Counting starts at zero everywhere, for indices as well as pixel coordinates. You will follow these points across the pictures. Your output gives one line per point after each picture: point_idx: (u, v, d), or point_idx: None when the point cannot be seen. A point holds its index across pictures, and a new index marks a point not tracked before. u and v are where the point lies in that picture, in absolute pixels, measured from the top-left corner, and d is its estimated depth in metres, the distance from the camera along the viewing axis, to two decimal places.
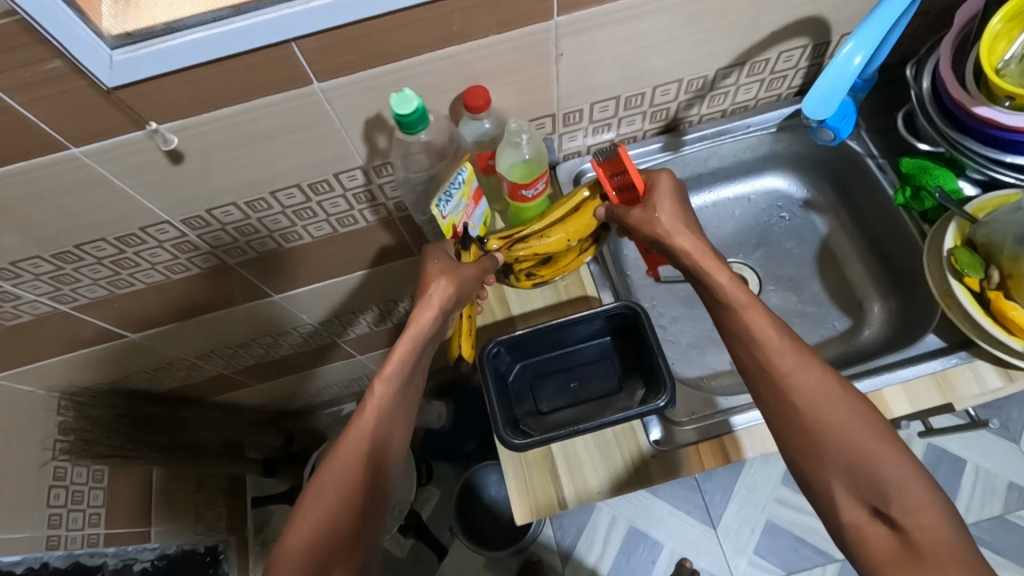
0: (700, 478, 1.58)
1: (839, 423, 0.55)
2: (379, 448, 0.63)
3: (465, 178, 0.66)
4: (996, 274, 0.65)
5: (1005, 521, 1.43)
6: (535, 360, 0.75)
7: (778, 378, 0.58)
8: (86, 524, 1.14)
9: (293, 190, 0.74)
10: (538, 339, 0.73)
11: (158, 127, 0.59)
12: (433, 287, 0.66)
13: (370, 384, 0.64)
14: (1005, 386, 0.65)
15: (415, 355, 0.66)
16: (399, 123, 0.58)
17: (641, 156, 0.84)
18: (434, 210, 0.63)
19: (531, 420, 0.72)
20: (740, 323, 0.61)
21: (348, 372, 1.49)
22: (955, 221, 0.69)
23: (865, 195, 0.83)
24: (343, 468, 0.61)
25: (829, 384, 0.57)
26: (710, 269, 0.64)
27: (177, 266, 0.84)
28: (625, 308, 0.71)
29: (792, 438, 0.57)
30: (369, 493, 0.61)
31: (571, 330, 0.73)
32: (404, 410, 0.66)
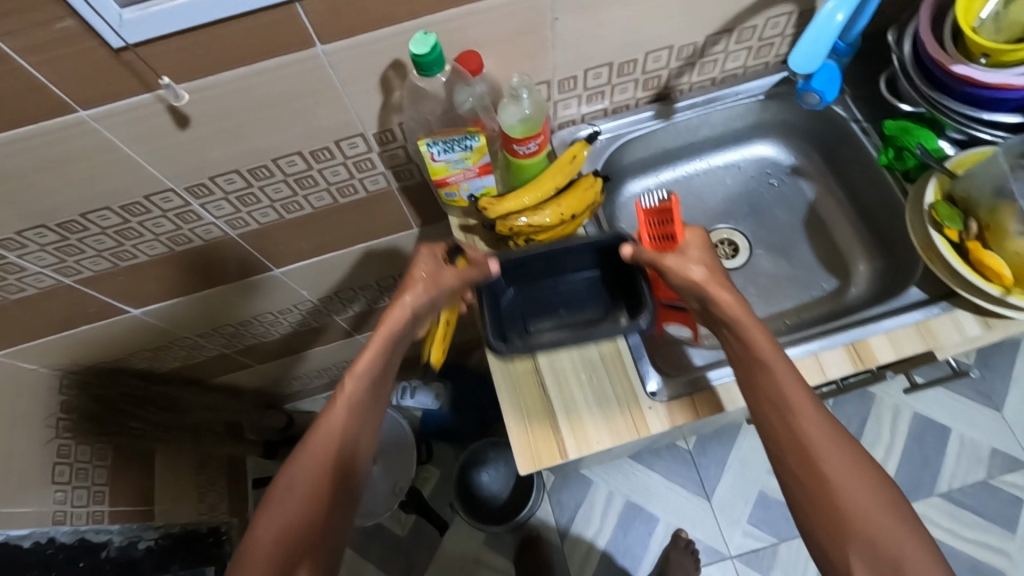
0: (694, 452, 1.61)
1: (829, 454, 0.58)
2: (347, 442, 0.66)
3: (475, 146, 0.69)
4: (975, 225, 0.67)
5: (988, 486, 1.52)
6: (527, 284, 0.77)
7: (783, 409, 0.61)
8: (91, 502, 1.14)
9: (295, 157, 0.76)
10: (532, 263, 0.75)
11: (170, 83, 0.60)
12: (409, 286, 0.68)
13: (345, 372, 0.66)
14: (983, 333, 0.68)
15: (388, 351, 0.69)
16: (414, 64, 0.56)
17: (633, 125, 0.86)
18: (422, 148, 0.68)
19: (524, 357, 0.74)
20: (774, 387, 0.61)
21: (347, 354, 1.51)
22: (935, 176, 0.71)
23: (849, 160, 0.85)
24: (316, 448, 0.64)
25: (853, 454, 0.58)
26: (753, 331, 0.64)
27: (181, 238, 0.85)
28: (618, 239, 0.73)
29: (818, 510, 0.57)
30: (339, 473, 0.64)
31: (563, 260, 0.75)
32: (377, 399, 0.69)
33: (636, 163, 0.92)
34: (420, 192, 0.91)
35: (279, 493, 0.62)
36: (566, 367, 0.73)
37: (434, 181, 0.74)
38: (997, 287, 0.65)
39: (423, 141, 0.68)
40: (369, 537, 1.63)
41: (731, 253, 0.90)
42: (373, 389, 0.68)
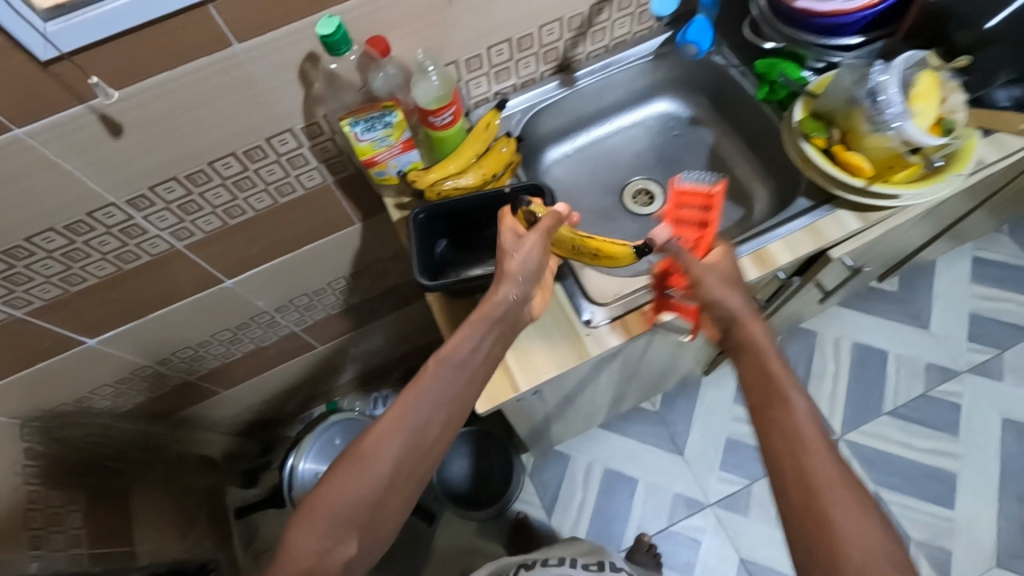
0: (661, 412, 1.69)
1: (834, 493, 0.56)
2: (423, 428, 0.65)
3: (395, 121, 0.76)
4: (837, 132, 0.77)
5: (929, 397, 1.64)
6: (462, 237, 0.85)
7: (794, 439, 0.59)
8: (69, 546, 1.12)
9: (229, 159, 0.81)
10: (461, 214, 0.81)
11: (99, 81, 0.63)
12: (505, 262, 0.70)
13: (433, 353, 0.67)
14: (862, 225, 0.78)
15: (483, 335, 0.68)
16: (324, 44, 0.63)
17: (541, 96, 0.94)
18: (346, 128, 0.74)
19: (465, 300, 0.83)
20: (786, 415, 0.60)
21: (313, 367, 1.53)
22: (801, 99, 0.82)
23: (735, 102, 0.96)
24: (389, 424, 0.64)
25: (858, 496, 0.56)
26: (773, 362, 0.64)
27: (128, 254, 0.88)
28: (535, 188, 0.79)
29: (815, 549, 0.55)
30: (406, 455, 0.64)
31: (489, 212, 0.82)
32: (463, 391, 0.67)
33: (552, 132, 1.00)
34: (356, 184, 0.96)
35: (347, 463, 0.63)
36: None
37: (363, 163, 0.80)
38: (860, 179, 0.75)
39: (346, 122, 0.75)
40: None
41: (648, 200, 0.99)
42: (459, 376, 0.67)
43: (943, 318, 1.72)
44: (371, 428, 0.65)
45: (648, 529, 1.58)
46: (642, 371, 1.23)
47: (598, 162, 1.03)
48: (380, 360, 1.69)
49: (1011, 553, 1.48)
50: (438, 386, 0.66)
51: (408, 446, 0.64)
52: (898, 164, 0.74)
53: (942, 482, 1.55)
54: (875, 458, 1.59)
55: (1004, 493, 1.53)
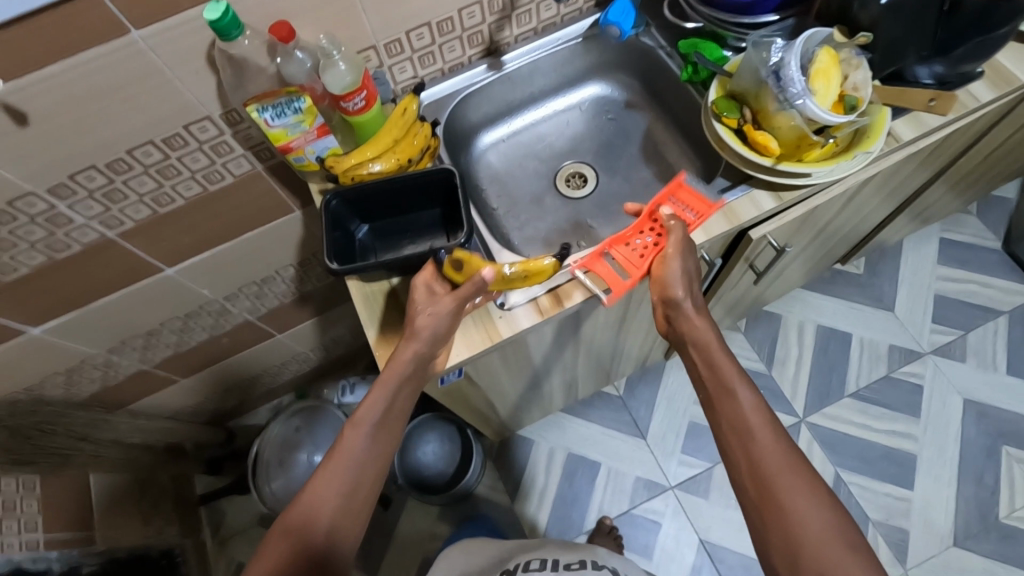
0: (624, 397, 1.70)
1: (783, 473, 0.64)
2: (350, 482, 0.71)
3: (306, 107, 0.76)
4: (748, 111, 0.76)
5: (891, 379, 1.64)
6: (380, 222, 0.85)
7: (744, 430, 0.68)
8: (23, 531, 1.14)
9: (148, 147, 0.82)
10: (374, 198, 0.81)
11: None
12: (412, 320, 0.74)
13: (348, 420, 0.74)
14: (776, 205, 0.78)
15: (391, 394, 0.75)
16: (214, 29, 0.65)
17: (469, 80, 0.94)
18: (254, 114, 0.74)
19: (381, 283, 0.82)
20: (737, 412, 0.69)
21: (274, 356, 1.55)
22: (717, 79, 0.81)
23: (664, 83, 0.96)
24: (320, 487, 0.70)
25: (809, 482, 0.64)
26: (723, 363, 0.72)
27: (57, 244, 0.89)
28: (445, 171, 0.79)
29: (773, 531, 0.63)
30: (341, 510, 0.70)
31: (403, 196, 0.82)
32: (382, 446, 0.74)
33: (485, 118, 1.00)
34: (286, 171, 0.97)
35: (280, 535, 0.68)
36: None
37: (280, 149, 0.80)
38: (769, 159, 0.75)
39: (254, 109, 0.74)
40: None
41: (580, 183, 0.99)
42: (378, 432, 0.74)
43: (907, 301, 1.72)
44: (302, 494, 0.70)
45: (609, 512, 1.59)
46: (588, 355, 1.24)
47: (532, 147, 1.03)
48: (344, 349, 1.70)
49: (967, 532, 1.49)
50: (361, 449, 0.73)
51: (340, 503, 0.70)
52: (805, 143, 0.74)
53: (900, 463, 1.56)
54: (835, 440, 1.60)
55: (962, 474, 1.54)
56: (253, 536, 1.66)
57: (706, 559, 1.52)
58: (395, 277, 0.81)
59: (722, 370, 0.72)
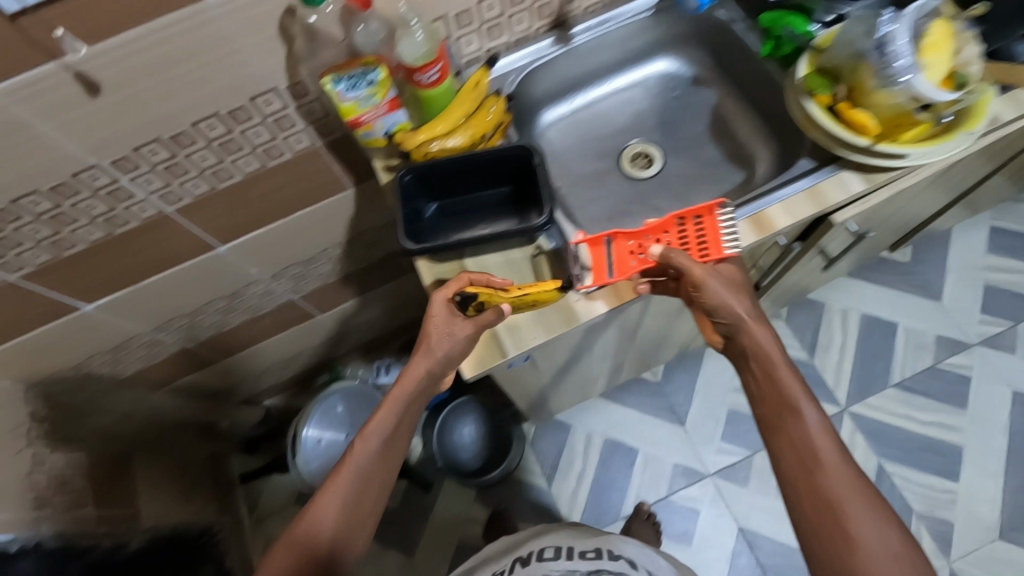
0: (662, 382, 1.68)
1: (850, 502, 0.61)
2: (358, 497, 0.69)
3: (379, 79, 0.73)
4: (842, 88, 0.73)
5: (937, 370, 1.61)
6: (450, 201, 0.82)
7: (808, 453, 0.64)
8: (72, 508, 1.13)
9: (213, 120, 0.79)
10: (445, 176, 0.79)
11: (66, 33, 0.61)
12: (427, 337, 0.72)
13: (357, 432, 0.71)
14: (866, 186, 0.75)
15: (401, 408, 0.73)
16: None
17: (535, 55, 0.90)
18: (328, 85, 0.72)
19: (453, 263, 0.79)
20: (803, 434, 0.65)
21: (312, 335, 1.53)
22: (806, 54, 0.78)
23: (738, 59, 0.92)
24: (325, 499, 0.68)
25: (880, 515, 0.60)
26: (786, 380, 0.68)
27: (116, 219, 0.87)
28: (521, 148, 0.76)
29: (838, 563, 0.59)
30: (343, 523, 0.68)
31: (474, 174, 0.79)
32: (391, 461, 0.72)
33: (547, 93, 0.97)
34: (344, 147, 0.94)
35: (285, 547, 0.66)
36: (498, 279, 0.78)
37: (348, 124, 0.77)
38: (867, 138, 0.72)
39: (329, 80, 0.73)
40: None
41: (646, 163, 0.96)
42: (385, 449, 0.72)
43: (954, 290, 1.68)
44: (308, 506, 0.69)
45: (646, 498, 1.58)
46: (638, 340, 1.22)
47: (594, 125, 0.99)
48: (379, 330, 1.69)
49: (1012, 525, 1.46)
50: (367, 462, 0.71)
51: (344, 515, 0.68)
52: (904, 121, 0.71)
53: (946, 455, 1.53)
54: (878, 430, 1.57)
55: (1008, 467, 1.51)
56: (289, 514, 1.67)
57: (745, 546, 1.51)
58: (467, 257, 0.79)
59: (785, 387, 0.67)
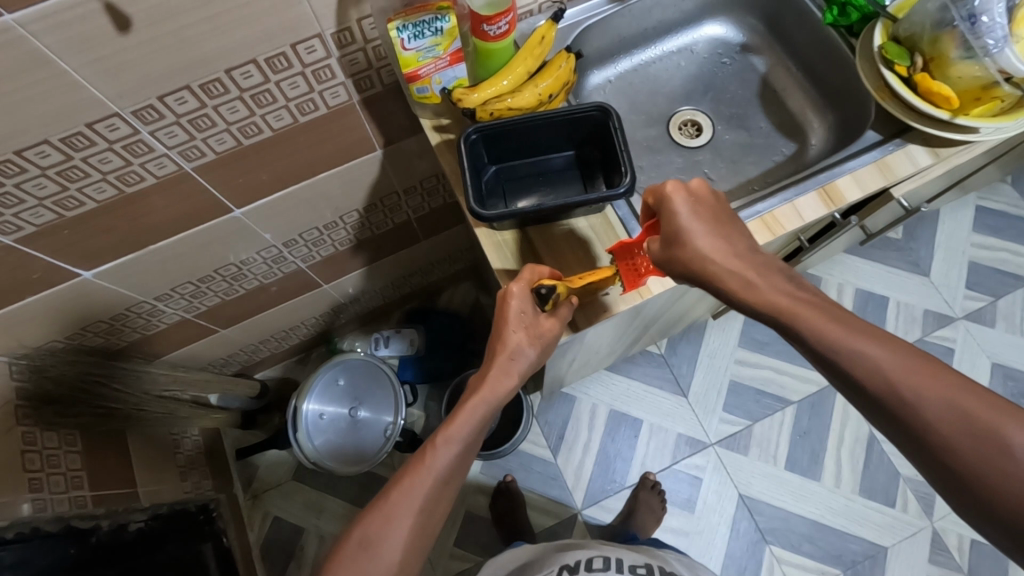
0: (666, 354, 1.70)
1: (933, 425, 0.53)
2: (433, 502, 0.63)
3: (447, 28, 0.68)
4: (920, 59, 0.73)
5: (925, 342, 1.68)
6: (509, 164, 0.79)
7: (871, 390, 0.56)
8: (69, 487, 1.07)
9: (249, 68, 0.71)
10: (511, 136, 0.75)
11: None
12: (511, 346, 0.69)
13: (438, 433, 0.65)
14: (933, 161, 0.74)
15: (482, 416, 0.68)
16: None
17: (591, 11, 0.85)
18: (392, 33, 0.66)
19: (514, 232, 0.77)
20: (850, 367, 0.57)
21: (315, 305, 1.46)
22: (880, 22, 0.77)
23: (796, 26, 0.89)
24: (399, 503, 0.61)
25: (970, 419, 0.52)
26: (805, 315, 0.60)
27: (131, 175, 0.79)
28: (596, 109, 0.72)
29: (953, 489, 0.53)
30: (416, 534, 0.60)
31: (540, 136, 0.76)
32: (465, 468, 0.66)
33: (597, 53, 0.92)
34: (382, 104, 0.87)
35: (352, 550, 0.59)
36: (565, 246, 0.76)
37: (404, 77, 0.72)
38: (944, 112, 0.72)
39: (393, 26, 0.67)
40: (366, 488, 1.61)
41: (695, 132, 0.93)
42: (465, 455, 0.65)
43: (942, 265, 1.75)
44: (376, 511, 0.61)
45: (651, 469, 1.61)
46: (665, 315, 1.22)
47: (642, 90, 0.95)
48: (382, 301, 1.63)
49: None
50: (446, 467, 0.64)
51: (417, 527, 0.61)
52: (986, 94, 0.70)
53: None
54: None
55: None
56: (287, 490, 1.62)
57: (745, 512, 1.56)
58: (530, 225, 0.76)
59: (808, 328, 0.60)
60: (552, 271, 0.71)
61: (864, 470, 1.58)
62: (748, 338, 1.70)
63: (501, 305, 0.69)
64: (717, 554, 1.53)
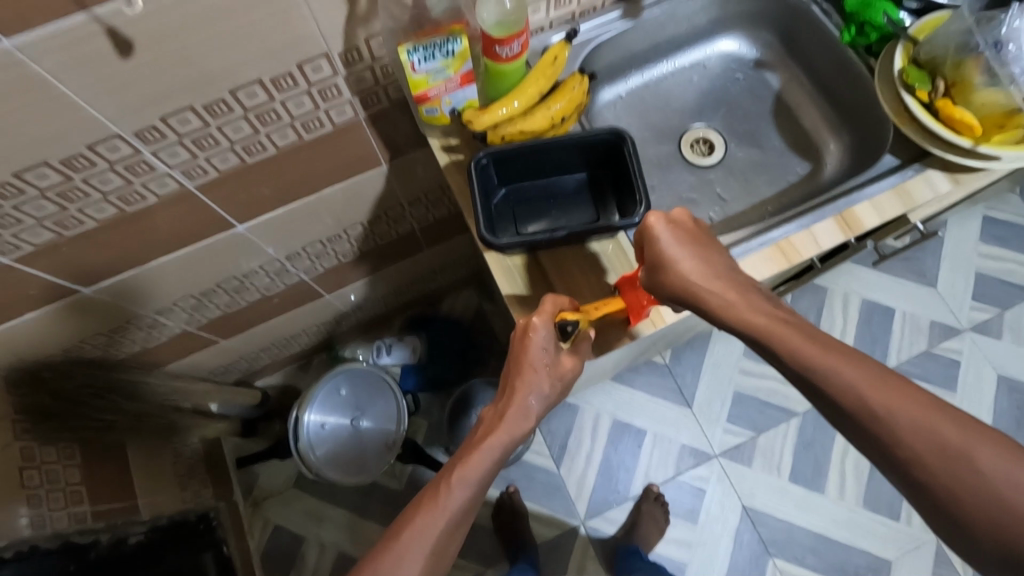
0: (670, 364, 1.69)
1: (908, 447, 0.52)
2: (445, 543, 0.61)
3: (459, 50, 0.66)
4: (942, 84, 0.71)
5: (931, 353, 1.67)
6: (520, 185, 0.77)
7: (844, 408, 0.55)
8: (68, 504, 1.06)
9: (255, 87, 0.70)
10: (523, 159, 0.73)
11: None
12: (529, 381, 0.67)
13: (452, 472, 0.63)
14: (953, 188, 0.72)
15: (499, 453, 0.66)
16: None
17: (603, 27, 0.84)
18: (402, 56, 0.64)
19: (525, 256, 0.75)
20: (824, 386, 0.56)
21: (318, 314, 1.44)
22: (901, 44, 0.75)
23: (812, 43, 0.88)
24: (411, 543, 0.60)
25: (944, 438, 0.50)
26: (783, 335, 0.59)
27: (132, 194, 0.77)
28: (610, 134, 0.71)
29: (930, 510, 0.51)
30: (426, 574, 0.59)
31: (552, 159, 0.74)
32: (477, 505, 0.65)
33: (608, 69, 0.90)
34: (389, 120, 0.86)
35: None
36: (579, 275, 0.74)
37: (413, 98, 0.70)
38: (966, 139, 0.70)
39: (403, 49, 0.65)
40: (368, 497, 1.60)
41: (708, 150, 0.91)
42: (478, 493, 0.64)
43: (949, 275, 1.74)
44: (387, 553, 0.60)
45: (654, 479, 1.60)
46: None
47: (653, 106, 0.94)
48: (384, 308, 1.61)
49: None
50: (459, 507, 0.62)
51: (428, 566, 0.60)
52: (1009, 122, 0.69)
53: None
54: None
55: None
56: (288, 498, 1.61)
57: (748, 524, 1.55)
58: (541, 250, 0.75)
59: (784, 347, 0.58)
60: (572, 302, 0.69)
61: (868, 482, 1.57)
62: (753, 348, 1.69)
63: (518, 338, 0.68)
64: (720, 566, 1.53)
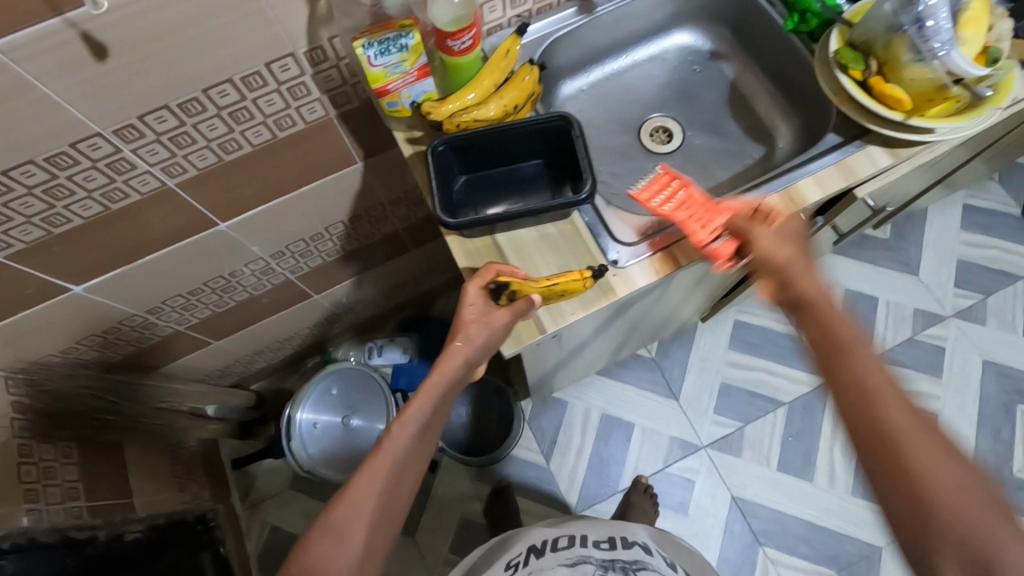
0: (657, 358, 1.71)
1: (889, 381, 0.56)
2: (393, 485, 0.64)
3: (411, 44, 0.71)
4: (875, 63, 0.75)
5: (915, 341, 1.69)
6: (480, 173, 0.82)
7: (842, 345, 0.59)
8: (63, 498, 1.09)
9: (226, 86, 0.74)
10: (479, 146, 0.78)
11: None
12: (463, 328, 0.71)
13: (393, 418, 0.66)
14: (892, 161, 0.76)
15: (438, 396, 0.69)
16: None
17: (559, 23, 0.88)
18: (359, 50, 0.70)
19: (485, 238, 0.79)
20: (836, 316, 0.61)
21: (308, 315, 1.48)
22: (837, 28, 0.79)
23: (761, 33, 0.92)
24: (360, 487, 0.62)
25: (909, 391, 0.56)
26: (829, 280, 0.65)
27: (115, 193, 0.82)
28: (559, 119, 0.75)
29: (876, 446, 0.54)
30: (378, 518, 0.62)
31: (508, 145, 0.79)
32: (424, 449, 0.68)
33: (569, 64, 0.95)
34: (359, 118, 0.90)
35: (319, 537, 0.61)
36: (534, 252, 0.78)
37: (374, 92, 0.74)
38: (899, 113, 0.74)
39: (359, 44, 0.70)
40: None
41: (666, 138, 0.95)
42: (423, 437, 0.67)
43: (933, 264, 1.75)
44: (337, 501, 0.62)
45: (643, 471, 1.62)
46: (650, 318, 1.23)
47: (614, 99, 0.98)
48: (374, 310, 1.65)
49: None
50: (404, 450, 0.65)
51: (378, 509, 0.62)
52: (939, 95, 0.73)
53: None
54: None
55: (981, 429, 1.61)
56: (285, 499, 1.64)
57: (739, 514, 1.56)
58: (500, 231, 0.78)
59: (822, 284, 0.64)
60: (511, 269, 0.73)
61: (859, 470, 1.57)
62: (739, 340, 1.71)
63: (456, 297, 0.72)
64: (712, 556, 1.53)
